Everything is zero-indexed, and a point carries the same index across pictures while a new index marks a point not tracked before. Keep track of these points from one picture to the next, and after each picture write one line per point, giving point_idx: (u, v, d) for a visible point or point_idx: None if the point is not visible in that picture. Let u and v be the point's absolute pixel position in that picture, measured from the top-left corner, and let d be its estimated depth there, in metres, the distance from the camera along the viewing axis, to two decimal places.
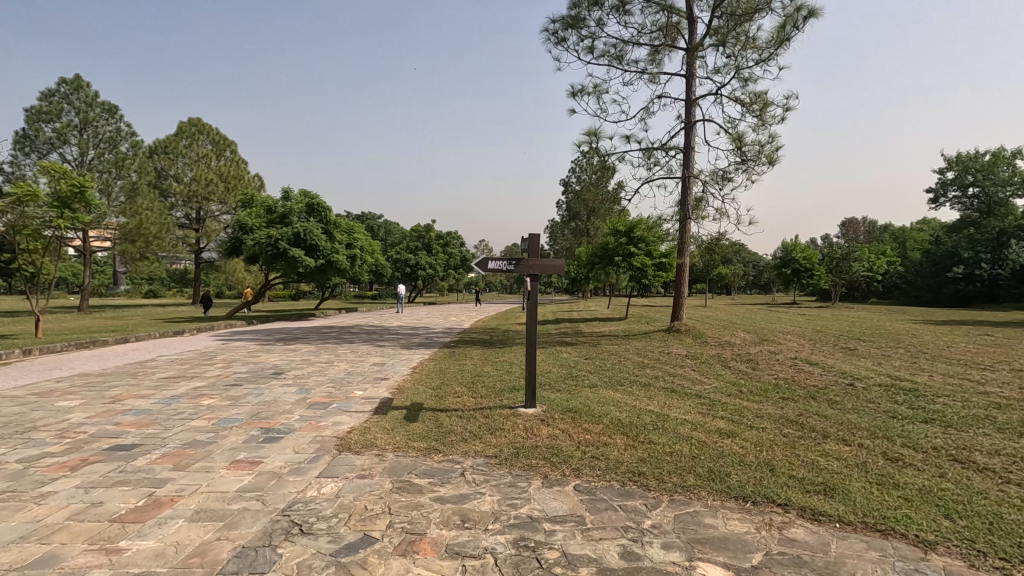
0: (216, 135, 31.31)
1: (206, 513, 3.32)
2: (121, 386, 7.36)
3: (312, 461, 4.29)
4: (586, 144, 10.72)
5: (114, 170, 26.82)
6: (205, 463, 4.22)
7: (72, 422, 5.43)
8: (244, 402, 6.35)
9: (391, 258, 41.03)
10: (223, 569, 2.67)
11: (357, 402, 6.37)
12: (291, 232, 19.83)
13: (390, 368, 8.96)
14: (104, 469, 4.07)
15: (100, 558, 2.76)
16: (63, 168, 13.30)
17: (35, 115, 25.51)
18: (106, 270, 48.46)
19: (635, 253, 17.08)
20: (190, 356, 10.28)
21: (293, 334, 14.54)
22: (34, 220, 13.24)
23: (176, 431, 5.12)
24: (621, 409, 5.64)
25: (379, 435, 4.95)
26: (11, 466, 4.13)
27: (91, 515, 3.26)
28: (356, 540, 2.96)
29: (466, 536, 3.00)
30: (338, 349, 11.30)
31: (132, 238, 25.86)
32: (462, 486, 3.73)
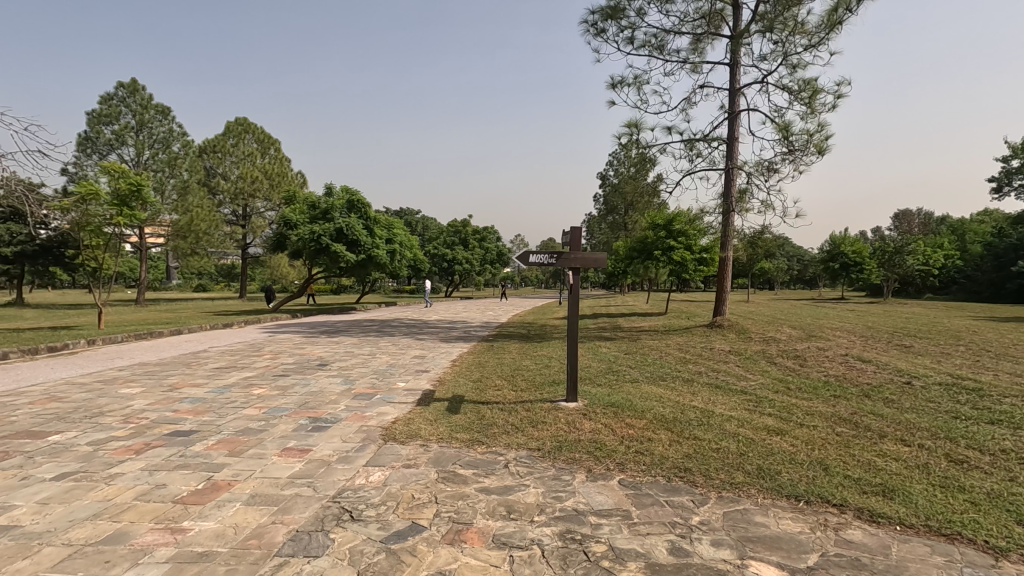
0: (261, 133, 32.30)
1: (261, 497, 3.45)
2: (178, 375, 7.72)
3: (359, 450, 4.40)
4: (626, 135, 10.55)
5: (167, 169, 28.04)
6: (257, 450, 4.38)
7: (135, 408, 5.73)
8: (292, 392, 6.57)
9: (429, 253, 41.60)
10: (279, 552, 2.76)
11: (400, 394, 6.49)
12: (333, 227, 20.31)
13: (430, 360, 9.08)
14: (165, 453, 4.27)
15: (166, 536, 2.91)
16: (122, 167, 14.04)
17: (96, 118, 26.93)
18: (160, 265, 50.65)
19: (675, 246, 16.73)
20: (240, 348, 10.69)
21: (336, 327, 14.95)
22: (96, 218, 14.03)
23: (229, 419, 5.33)
24: (664, 404, 5.55)
25: (423, 425, 5.03)
26: (82, 449, 4.38)
27: (156, 496, 3.43)
28: (404, 529, 3.02)
29: (512, 527, 3.02)
30: (380, 342, 11.55)
31: (183, 234, 27.03)
32: (506, 478, 3.75)
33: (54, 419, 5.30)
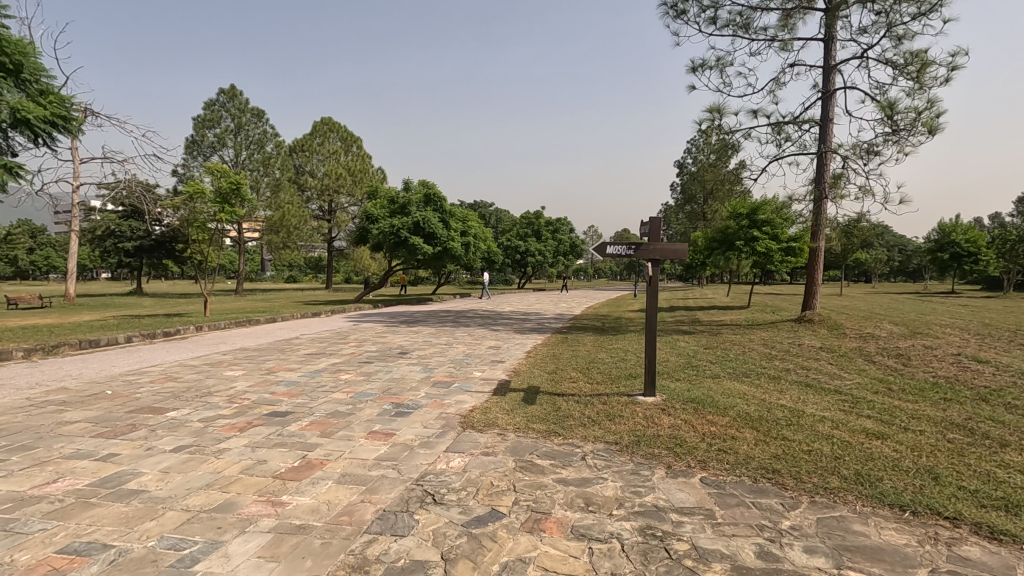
0: (345, 132, 33.71)
1: (350, 477, 3.66)
2: (274, 360, 8.32)
3: (440, 436, 4.54)
4: (708, 121, 10.09)
5: (261, 168, 30.25)
6: (346, 432, 4.63)
7: (238, 389, 6.25)
8: (376, 378, 6.90)
9: (503, 245, 42.15)
10: (368, 529, 2.92)
11: (477, 383, 6.64)
12: (411, 221, 20.97)
13: (505, 351, 9.21)
14: (266, 431, 4.63)
15: (269, 508, 3.15)
16: (223, 167, 15.21)
17: (200, 123, 29.28)
18: (256, 258, 54.60)
19: (759, 237, 15.84)
20: (327, 335, 11.34)
21: (415, 317, 15.52)
22: (202, 214, 15.40)
23: (320, 402, 5.68)
24: (749, 402, 5.30)
25: (500, 415, 5.12)
26: (195, 424, 4.84)
27: (259, 471, 3.73)
28: (485, 514, 3.10)
29: (592, 519, 3.01)
30: (456, 332, 11.86)
31: (276, 230, 28.98)
32: (584, 470, 3.74)
33: (171, 397, 5.88)
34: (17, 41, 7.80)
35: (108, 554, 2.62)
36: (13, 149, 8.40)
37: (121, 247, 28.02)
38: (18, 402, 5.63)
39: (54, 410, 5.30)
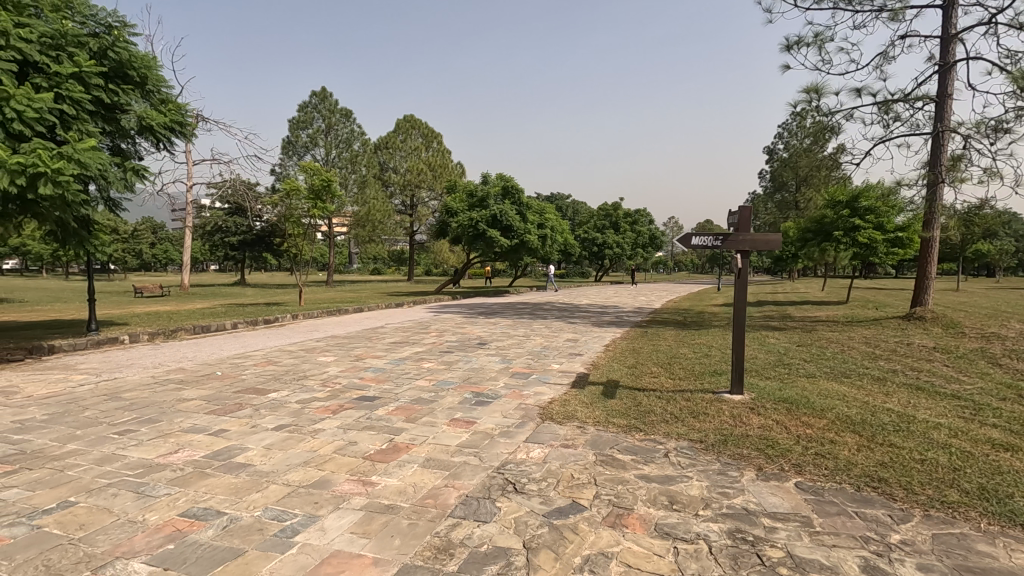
0: (426, 129, 34.70)
1: (434, 461, 3.78)
2: (362, 347, 8.76)
3: (520, 426, 4.59)
4: (804, 102, 9.38)
5: (349, 166, 31.93)
6: (430, 418, 4.79)
7: (331, 374, 6.65)
8: (457, 367, 7.09)
9: (580, 238, 41.79)
10: (453, 513, 3.00)
11: (555, 375, 6.64)
12: (488, 214, 21.23)
13: (583, 344, 9.12)
14: (356, 414, 4.88)
15: (360, 487, 3.33)
16: (316, 166, 16.13)
17: (296, 124, 31.42)
18: (344, 251, 57.60)
19: (862, 226, 14.56)
20: (410, 325, 11.78)
21: (493, 309, 15.75)
22: (297, 210, 16.46)
23: (405, 388, 5.92)
24: (850, 404, 4.91)
25: (579, 408, 5.09)
26: (293, 405, 5.21)
27: (350, 452, 3.94)
28: (566, 506, 3.09)
29: (677, 518, 2.92)
30: (534, 324, 11.92)
31: (363, 224, 30.40)
32: (667, 467, 3.63)
33: (271, 379, 6.35)
34: (143, 56, 8.67)
35: (221, 520, 2.87)
36: (140, 154, 9.35)
37: (227, 241, 30.57)
38: (146, 380, 6.32)
39: (175, 388, 5.90)
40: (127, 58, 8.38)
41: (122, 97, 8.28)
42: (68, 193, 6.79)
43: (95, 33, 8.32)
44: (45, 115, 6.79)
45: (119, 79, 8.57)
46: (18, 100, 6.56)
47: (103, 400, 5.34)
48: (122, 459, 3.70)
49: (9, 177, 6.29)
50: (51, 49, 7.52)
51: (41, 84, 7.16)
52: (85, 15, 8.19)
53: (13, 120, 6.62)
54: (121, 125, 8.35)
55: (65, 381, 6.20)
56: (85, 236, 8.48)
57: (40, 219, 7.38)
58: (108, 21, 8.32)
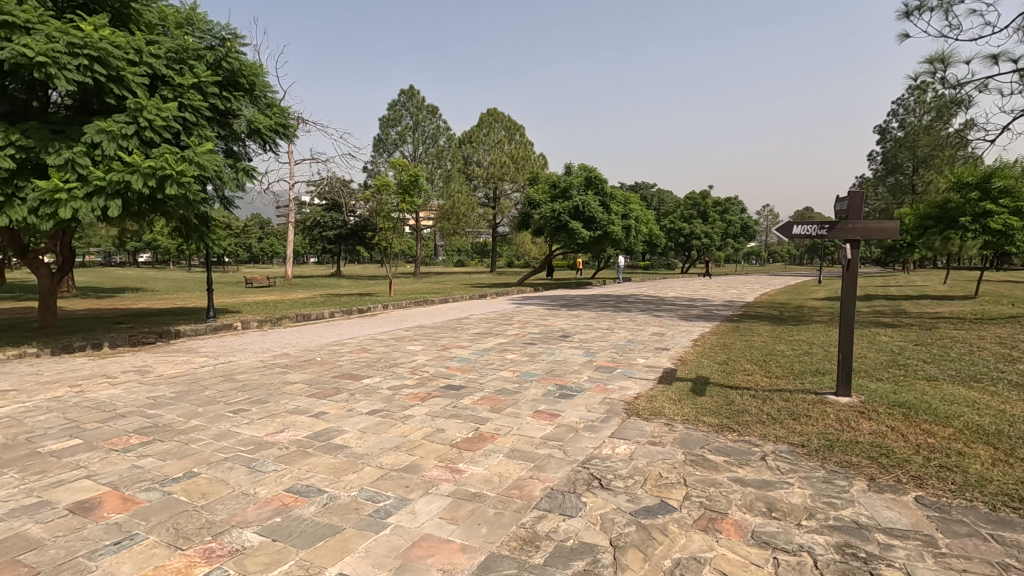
0: (509, 121, 34.90)
1: (519, 453, 3.80)
2: (448, 337, 9.02)
3: (604, 421, 4.50)
4: (926, 74, 8.41)
5: (435, 161, 32.88)
6: (514, 409, 4.82)
7: (419, 362, 6.90)
8: (540, 359, 7.10)
9: (666, 228, 40.39)
10: (538, 505, 3.00)
11: (641, 370, 6.46)
12: (571, 205, 21.02)
13: (670, 338, 8.80)
14: (443, 402, 5.02)
15: (448, 474, 3.41)
16: (404, 162, 16.74)
17: (386, 123, 32.87)
18: (430, 244, 59.44)
19: (995, 211, 12.88)
20: (493, 316, 11.95)
21: (575, 301, 15.62)
22: (387, 205, 17.19)
23: (490, 378, 6.03)
24: (980, 412, 4.37)
25: (666, 404, 4.92)
26: (385, 391, 5.45)
27: (439, 439, 4.06)
28: (655, 505, 2.99)
29: (776, 526, 2.74)
30: (617, 317, 11.69)
31: (448, 218, 31.21)
32: (764, 472, 3.42)
33: (364, 366, 6.69)
34: (252, 64, 9.37)
35: (321, 498, 3.06)
36: (250, 155, 10.16)
37: (324, 235, 32.60)
38: (256, 363, 6.89)
39: (281, 372, 6.38)
40: (239, 67, 9.10)
41: (234, 103, 9.02)
42: (190, 193, 7.50)
43: (212, 46, 9.12)
44: (171, 123, 7.54)
45: (231, 87, 9.35)
46: (148, 111, 7.32)
47: (221, 381, 5.90)
48: (237, 436, 4.05)
49: (143, 180, 7.06)
50: (175, 63, 8.34)
51: (168, 95, 7.96)
52: (203, 30, 8.99)
53: (145, 128, 7.41)
54: (233, 129, 9.10)
55: (190, 363, 6.89)
56: (204, 231, 9.36)
57: (168, 217, 8.23)
58: (222, 34, 9.08)
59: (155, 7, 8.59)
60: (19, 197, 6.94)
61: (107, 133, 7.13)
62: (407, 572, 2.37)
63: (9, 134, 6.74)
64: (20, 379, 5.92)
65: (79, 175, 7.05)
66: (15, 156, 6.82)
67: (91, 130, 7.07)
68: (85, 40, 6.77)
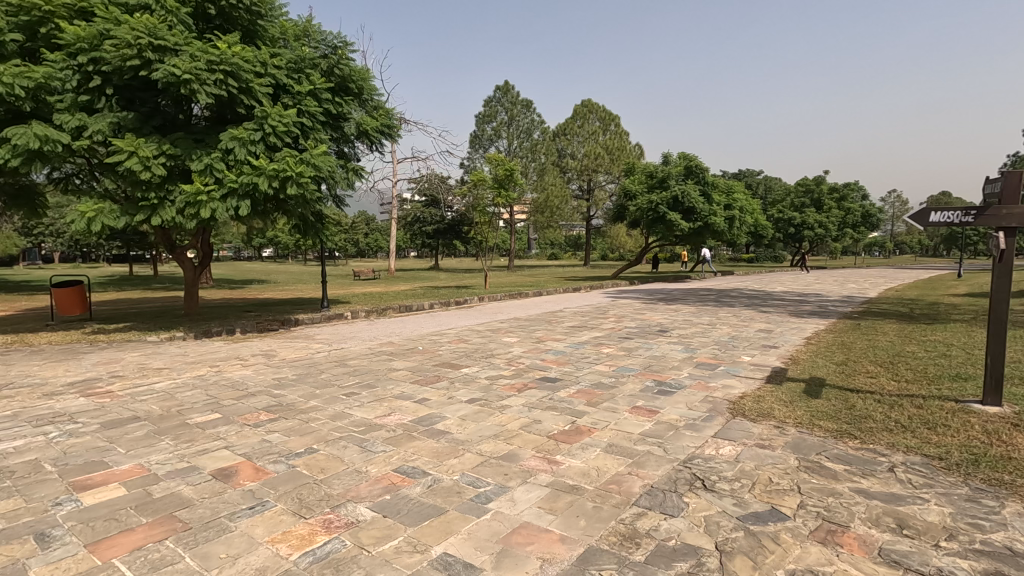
0: (603, 112, 34.02)
1: (617, 447, 3.75)
2: (542, 329, 9.08)
3: (707, 420, 4.31)
4: None
5: (529, 155, 33.02)
6: (611, 404, 4.75)
7: (515, 354, 7.02)
8: (637, 354, 6.94)
9: (773, 218, 37.77)
10: (637, 502, 2.94)
11: (746, 368, 6.11)
12: (669, 196, 20.23)
13: (779, 336, 8.23)
14: (539, 394, 5.06)
15: (545, 465, 3.44)
16: (499, 156, 16.94)
17: (482, 119, 33.62)
18: (524, 238, 60.16)
19: None
20: (588, 310, 11.84)
21: (673, 295, 15.06)
22: (483, 199, 17.54)
23: (585, 371, 6.00)
24: None
25: (776, 405, 4.61)
26: (483, 381, 5.61)
27: (535, 430, 4.10)
28: (765, 511, 2.82)
29: (909, 545, 2.47)
30: (719, 312, 11.13)
31: (542, 211, 31.29)
32: (893, 484, 3.10)
33: (463, 356, 6.91)
34: (360, 69, 9.94)
35: (426, 480, 3.21)
36: (359, 156, 10.82)
37: (424, 230, 33.98)
38: (364, 351, 7.36)
39: (387, 359, 6.77)
40: (349, 73, 9.69)
41: (345, 107, 9.64)
42: (307, 192, 8.14)
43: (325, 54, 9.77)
44: (291, 128, 8.22)
45: (343, 92, 9.99)
46: (272, 119, 8.03)
47: (335, 365, 6.37)
48: (350, 417, 4.36)
49: (268, 181, 7.77)
50: (295, 73, 9.08)
51: (288, 103, 8.69)
52: (318, 40, 9.66)
53: (270, 134, 8.14)
54: (344, 131, 9.73)
55: (308, 348, 7.51)
56: (319, 228, 10.12)
57: (289, 214, 8.99)
58: (334, 43, 9.71)
59: (277, 22, 9.36)
60: (169, 200, 7.91)
61: (239, 140, 7.93)
62: (508, 557, 2.43)
63: (161, 145, 7.67)
64: (171, 359, 6.76)
65: (216, 179, 7.88)
66: (166, 164, 7.77)
67: (226, 138, 7.88)
68: (220, 56, 7.56)
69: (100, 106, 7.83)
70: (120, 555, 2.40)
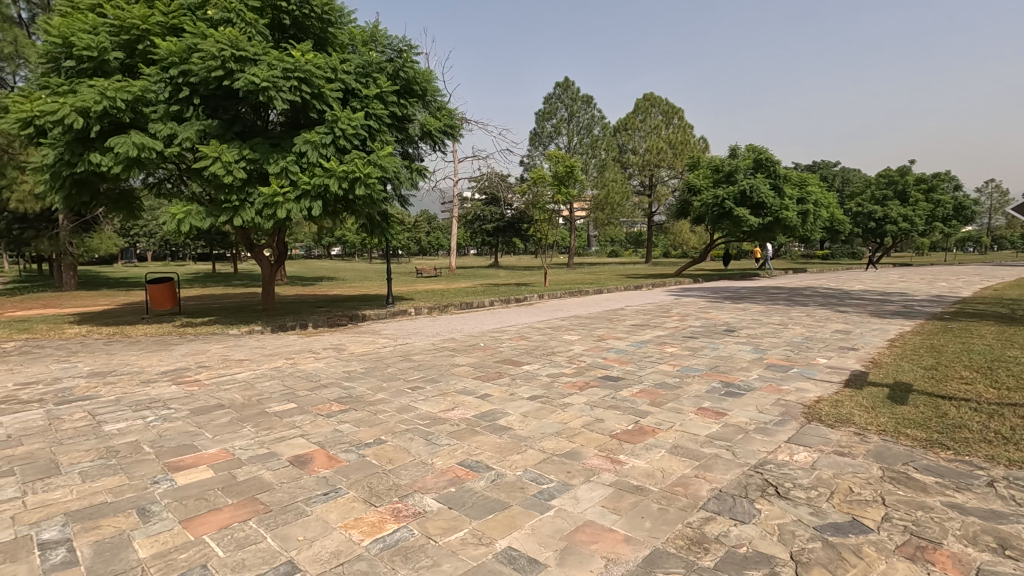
0: (666, 105, 33.20)
1: (682, 449, 3.65)
2: (604, 328, 8.96)
3: (779, 424, 4.13)
4: None
5: (589, 151, 32.69)
6: (675, 404, 4.64)
7: (576, 352, 6.98)
8: (702, 354, 6.73)
9: (851, 212, 35.53)
10: (706, 506, 2.86)
11: (822, 370, 5.78)
12: (737, 190, 19.43)
13: (858, 337, 7.74)
14: (601, 393, 5.01)
15: (609, 464, 3.40)
16: (560, 153, 16.84)
17: (542, 116, 33.58)
18: (584, 235, 59.71)
19: None
20: (650, 308, 11.59)
21: (741, 293, 14.46)
22: (543, 197, 17.51)
23: (648, 371, 5.88)
24: None
25: (856, 411, 4.33)
26: (545, 378, 5.61)
27: (598, 428, 4.07)
28: (845, 522, 2.67)
29: (1012, 567, 2.27)
30: (791, 312, 10.59)
31: (602, 207, 30.91)
32: (993, 501, 2.84)
33: (523, 353, 6.95)
34: (425, 72, 10.17)
35: (489, 474, 3.25)
36: (423, 156, 11.08)
37: (484, 228, 34.44)
38: (427, 346, 7.55)
39: (450, 354, 6.91)
40: (413, 75, 9.94)
41: (409, 109, 9.89)
42: (374, 192, 8.42)
43: (391, 58, 10.08)
44: (359, 131, 8.53)
45: (408, 94, 10.26)
46: (342, 122, 8.36)
47: (401, 360, 6.58)
48: (415, 411, 4.49)
49: (338, 182, 8.11)
50: (362, 77, 9.41)
51: (357, 107, 9.02)
52: (384, 44, 9.98)
53: (340, 137, 8.48)
54: (409, 132, 10.00)
55: (374, 343, 7.80)
56: (385, 227, 10.45)
57: (357, 213, 9.33)
58: (399, 47, 9.99)
59: (346, 29, 9.74)
60: (249, 201, 8.40)
61: (311, 143, 8.31)
62: (572, 554, 2.42)
63: (242, 150, 8.16)
64: (250, 351, 7.20)
65: (291, 181, 8.29)
66: (246, 168, 8.26)
67: (299, 142, 8.28)
68: (294, 64, 7.94)
69: (189, 115, 8.43)
70: (209, 533, 2.59)
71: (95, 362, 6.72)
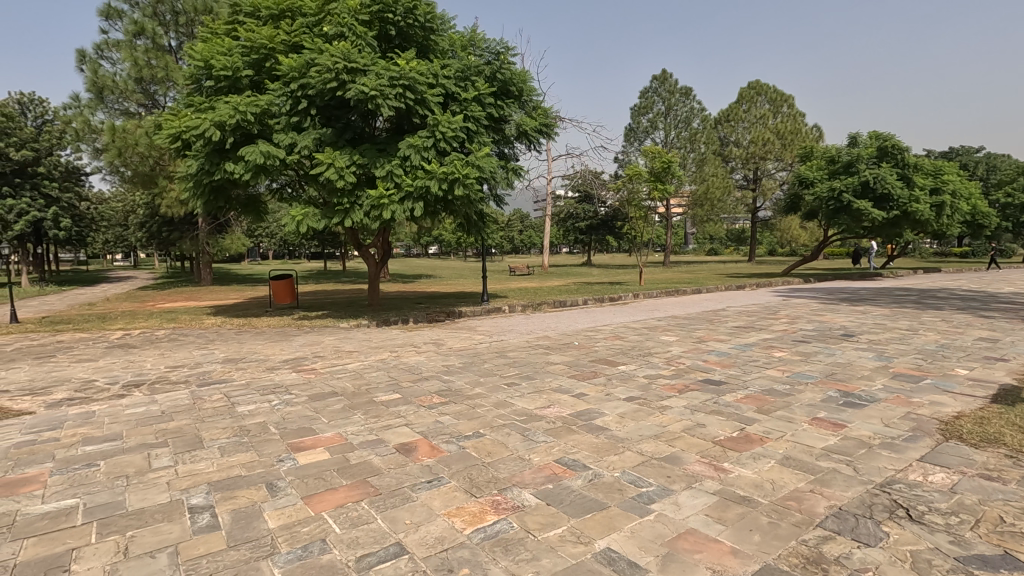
0: (773, 92, 31.09)
1: (795, 461, 3.40)
2: (704, 329, 8.57)
3: (909, 440, 3.72)
4: None
5: (688, 145, 31.33)
6: (785, 413, 4.33)
7: (674, 353, 6.74)
8: (816, 360, 6.23)
9: (998, 203, 31.19)
10: (823, 524, 2.64)
11: (962, 383, 5.12)
12: (857, 181, 17.74)
13: (1009, 346, 6.78)
14: (703, 397, 4.80)
15: (712, 472, 3.26)
16: (657, 148, 16.32)
17: (637, 111, 32.73)
18: (680, 232, 57.63)
19: None
20: (755, 309, 10.91)
21: (861, 295, 13.20)
22: (638, 193, 17.07)
23: (754, 375, 5.55)
24: None
25: (1007, 431, 3.79)
26: (642, 379, 5.48)
27: (700, 433, 3.90)
28: (995, 556, 2.35)
29: None
30: (922, 315, 9.49)
31: (702, 203, 29.64)
32: None
33: (619, 353, 6.83)
34: (521, 72, 10.29)
35: (587, 473, 3.24)
36: (518, 156, 11.24)
37: (577, 226, 34.33)
38: (522, 343, 7.65)
39: (545, 352, 6.94)
40: (510, 76, 10.09)
41: (506, 110, 10.07)
42: (472, 192, 8.67)
43: (489, 61, 10.28)
44: (458, 133, 8.82)
45: (504, 95, 10.43)
46: (442, 125, 8.68)
47: (496, 356, 6.72)
48: (511, 406, 4.56)
49: (438, 183, 8.44)
50: (461, 81, 9.71)
51: (456, 110, 9.33)
52: (482, 48, 10.22)
53: (440, 139, 8.82)
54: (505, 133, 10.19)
55: (471, 339, 8.04)
56: (481, 226, 10.73)
57: (455, 213, 9.66)
58: (497, 49, 10.17)
59: (447, 35, 10.08)
60: (358, 204, 8.97)
61: (415, 147, 8.73)
62: (675, 562, 2.35)
63: (353, 156, 8.74)
64: (358, 344, 7.71)
65: (396, 184, 8.74)
66: (356, 172, 8.84)
67: (404, 146, 8.73)
68: (398, 72, 8.35)
69: (307, 125, 9.16)
70: (328, 510, 2.81)
71: (228, 349, 7.52)
